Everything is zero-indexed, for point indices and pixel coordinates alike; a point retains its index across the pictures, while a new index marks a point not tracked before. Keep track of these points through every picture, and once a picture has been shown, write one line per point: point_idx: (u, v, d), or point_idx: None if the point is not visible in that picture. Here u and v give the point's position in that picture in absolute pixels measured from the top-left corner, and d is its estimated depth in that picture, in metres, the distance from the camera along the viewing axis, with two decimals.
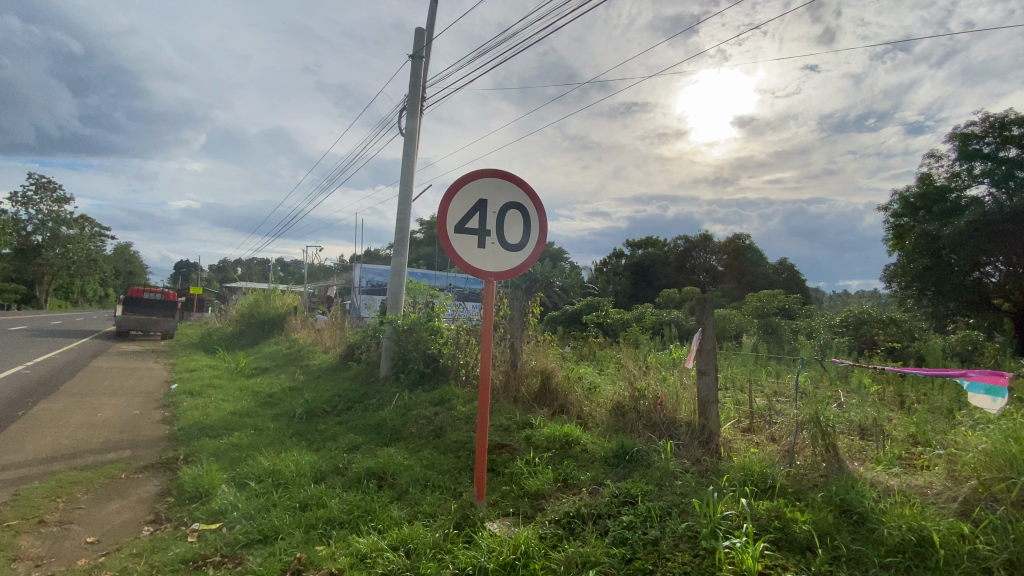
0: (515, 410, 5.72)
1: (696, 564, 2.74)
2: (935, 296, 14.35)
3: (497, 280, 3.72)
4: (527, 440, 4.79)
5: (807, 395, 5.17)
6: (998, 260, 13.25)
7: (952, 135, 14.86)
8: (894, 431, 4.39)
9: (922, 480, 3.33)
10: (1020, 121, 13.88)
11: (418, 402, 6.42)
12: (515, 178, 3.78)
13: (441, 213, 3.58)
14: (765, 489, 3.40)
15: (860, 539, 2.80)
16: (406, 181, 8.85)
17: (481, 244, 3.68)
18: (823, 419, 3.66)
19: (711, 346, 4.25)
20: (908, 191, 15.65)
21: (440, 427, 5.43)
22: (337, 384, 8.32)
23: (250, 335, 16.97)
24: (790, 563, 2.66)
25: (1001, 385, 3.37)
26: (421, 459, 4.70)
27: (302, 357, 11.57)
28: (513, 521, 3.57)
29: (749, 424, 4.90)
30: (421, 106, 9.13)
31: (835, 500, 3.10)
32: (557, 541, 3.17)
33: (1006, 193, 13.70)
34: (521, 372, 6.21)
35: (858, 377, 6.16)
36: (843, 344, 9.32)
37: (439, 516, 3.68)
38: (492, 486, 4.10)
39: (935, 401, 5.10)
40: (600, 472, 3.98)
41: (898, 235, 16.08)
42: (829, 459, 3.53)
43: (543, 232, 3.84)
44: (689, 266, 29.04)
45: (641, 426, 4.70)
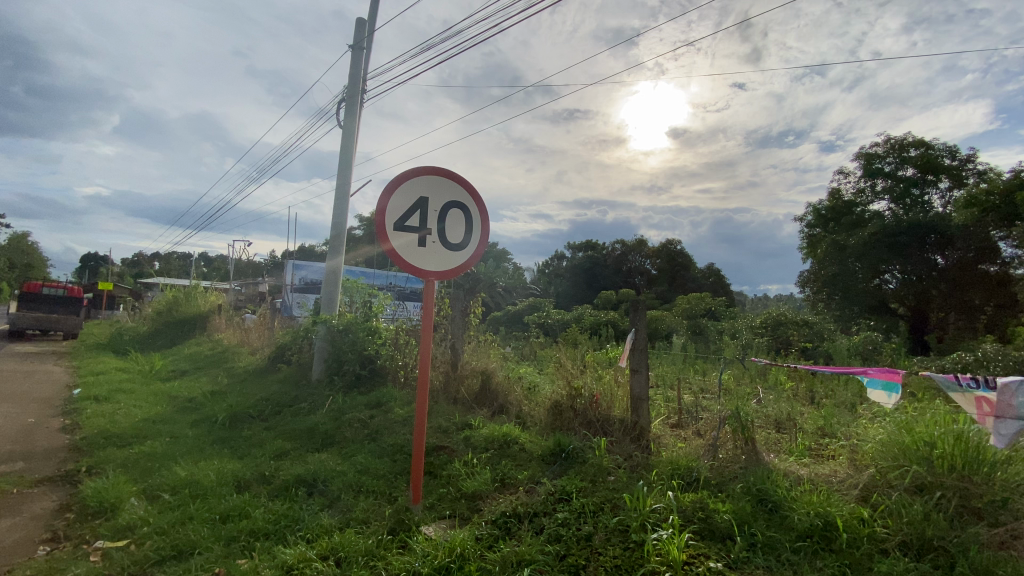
0: (454, 411, 5.69)
1: (627, 557, 2.81)
2: (842, 301, 15.52)
3: (439, 280, 3.66)
4: (466, 441, 4.77)
5: (729, 392, 5.54)
6: (895, 269, 14.68)
7: (859, 154, 16.39)
8: (805, 424, 4.77)
9: (828, 469, 3.63)
10: (916, 144, 15.56)
11: (353, 405, 6.22)
12: (458, 178, 3.76)
13: (379, 210, 3.47)
14: (690, 482, 3.57)
15: (774, 525, 3.02)
16: (345, 176, 8.53)
17: (421, 243, 3.61)
18: (743, 413, 3.92)
19: (643, 345, 4.42)
20: (820, 204, 17.18)
21: (376, 430, 5.30)
22: (265, 387, 7.88)
23: (167, 335, 15.68)
24: (711, 551, 2.78)
25: (896, 382, 3.72)
26: (355, 464, 4.54)
27: (227, 359, 10.88)
28: (450, 523, 3.53)
29: (677, 420, 5.16)
30: (361, 99, 8.84)
31: (753, 490, 3.31)
32: (493, 541, 3.17)
33: (902, 209, 15.38)
34: (462, 372, 6.18)
35: (774, 375, 6.63)
36: (762, 344, 10.03)
37: (372, 522, 3.57)
38: (429, 489, 4.04)
39: (841, 396, 5.60)
40: (537, 471, 4.03)
41: (811, 244, 17.47)
42: (747, 451, 3.78)
43: (485, 233, 3.83)
44: (626, 269, 30.42)
45: (578, 424, 4.80)
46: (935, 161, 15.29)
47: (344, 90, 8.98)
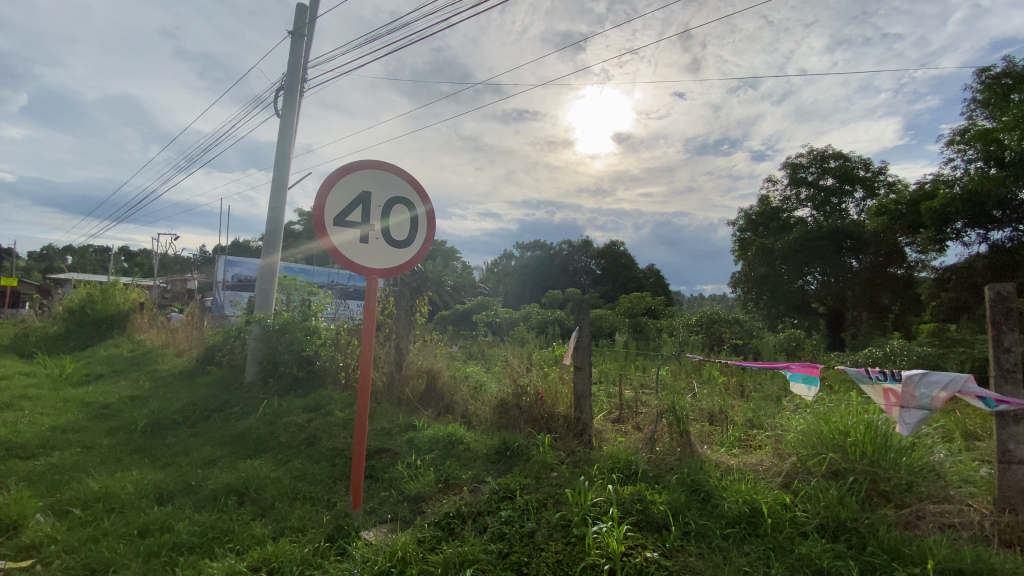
0: (397, 412, 5.57)
1: (568, 551, 2.84)
2: (769, 300, 16.73)
3: (383, 278, 3.56)
4: (410, 442, 4.68)
5: (667, 387, 5.79)
6: (817, 270, 15.93)
7: (786, 163, 17.56)
8: (735, 417, 5.04)
9: (755, 458, 3.86)
10: (834, 156, 16.87)
11: (290, 409, 5.95)
12: (402, 173, 3.68)
13: (318, 204, 3.33)
14: (630, 475, 3.69)
15: (706, 514, 3.17)
16: (283, 168, 8.14)
17: (364, 240, 3.49)
18: (679, 407, 4.12)
19: (587, 342, 4.52)
20: (751, 210, 18.27)
21: (314, 434, 5.10)
22: (192, 391, 7.37)
23: (80, 336, 14.31)
24: (648, 542, 2.87)
25: (815, 375, 3.93)
26: (290, 470, 4.35)
27: (150, 361, 10.08)
28: (391, 527, 3.43)
29: (618, 414, 5.32)
30: (301, 88, 8.45)
31: (687, 481, 3.46)
32: (435, 543, 3.12)
33: (823, 215, 16.62)
34: (406, 373, 6.06)
35: (708, 370, 6.99)
36: (698, 341, 10.55)
37: (309, 530, 3.43)
38: (371, 492, 3.93)
39: (767, 390, 5.99)
40: (481, 470, 4.01)
41: (742, 247, 18.54)
42: (682, 443, 3.97)
43: (431, 229, 3.77)
44: (573, 269, 31.95)
45: (523, 422, 4.84)
46: (852, 173, 16.63)
47: (283, 77, 8.57)
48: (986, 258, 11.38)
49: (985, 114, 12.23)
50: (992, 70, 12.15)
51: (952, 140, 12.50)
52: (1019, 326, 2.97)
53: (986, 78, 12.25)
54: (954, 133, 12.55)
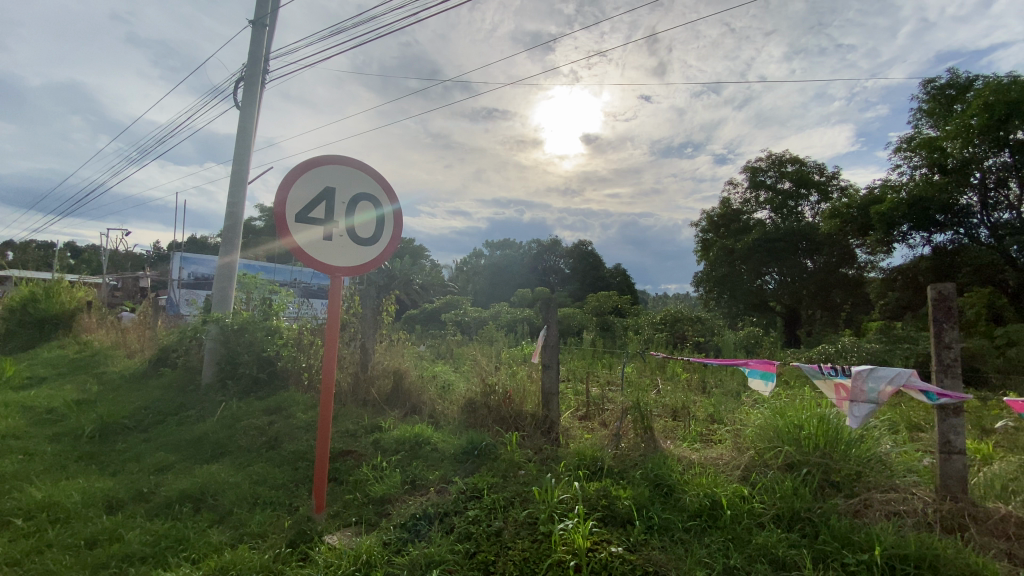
0: (362, 413, 5.47)
1: (535, 549, 2.85)
2: (730, 299, 17.28)
3: (349, 276, 3.49)
4: (375, 444, 4.61)
5: (632, 385, 5.91)
6: (774, 271, 16.51)
7: (746, 167, 18.15)
8: (698, 412, 5.18)
9: (715, 453, 3.98)
10: (792, 160, 17.54)
11: (250, 411, 5.76)
12: (367, 168, 3.61)
13: (279, 201, 3.23)
14: (595, 471, 3.74)
15: (669, 508, 3.25)
16: (242, 162, 7.85)
17: (327, 238, 3.41)
18: (643, 404, 4.21)
19: (554, 341, 4.56)
20: (713, 211, 18.81)
21: (276, 437, 4.96)
22: (144, 395, 7.03)
23: (19, 337, 13.42)
24: (613, 537, 2.91)
25: (772, 371, 4.02)
26: (250, 475, 4.21)
27: (98, 363, 9.55)
28: (355, 531, 3.36)
29: (585, 412, 5.40)
30: (262, 79, 8.16)
31: (650, 476, 3.54)
32: (401, 545, 3.08)
33: (780, 218, 17.27)
34: (372, 373, 5.95)
35: (672, 368, 7.16)
36: (663, 339, 10.80)
37: (269, 536, 3.32)
38: (334, 496, 3.84)
39: (728, 386, 6.19)
40: (448, 470, 3.98)
41: (704, 247, 19.07)
42: (646, 439, 4.06)
43: (398, 226, 3.71)
44: (542, 268, 32.89)
45: (491, 421, 4.83)
46: (807, 177, 17.34)
47: (243, 68, 8.28)
48: (929, 260, 12.07)
49: (929, 123, 12.98)
50: (937, 81, 12.86)
51: (900, 148, 13.20)
52: (958, 324, 3.15)
53: (931, 89, 12.96)
54: (902, 140, 13.25)
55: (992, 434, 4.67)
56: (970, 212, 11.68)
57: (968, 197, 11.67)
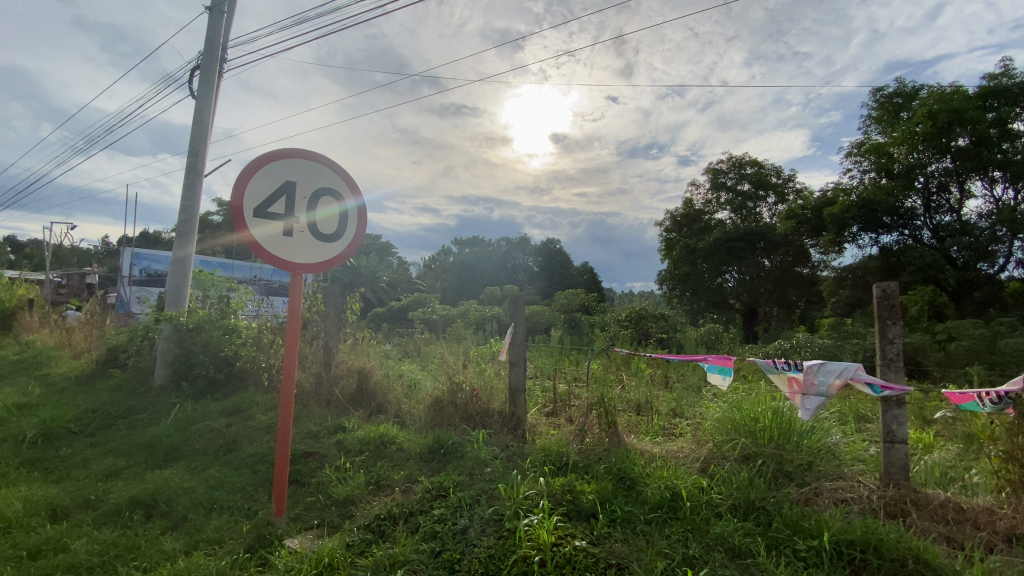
0: (326, 414, 5.35)
1: (500, 545, 2.86)
2: (692, 296, 17.77)
3: (311, 273, 3.40)
4: (339, 445, 4.52)
5: (598, 381, 6.01)
6: (734, 270, 17.00)
7: (708, 168, 18.66)
8: (660, 407, 5.31)
9: (676, 446, 4.09)
10: (751, 163, 18.14)
11: (206, 413, 5.55)
12: (330, 162, 3.52)
13: (236, 196, 3.13)
14: (561, 466, 3.79)
15: (631, 501, 3.32)
16: (197, 154, 7.53)
17: (288, 233, 3.32)
18: (607, 399, 4.28)
19: (522, 338, 4.59)
20: (676, 211, 19.26)
21: (234, 440, 4.80)
22: (91, 397, 6.66)
23: None
24: (577, 531, 2.95)
25: (729, 366, 4.14)
26: (206, 479, 4.05)
27: (38, 365, 8.99)
28: (317, 533, 3.29)
29: (552, 408, 5.46)
30: (219, 68, 7.83)
31: (614, 470, 3.61)
32: (365, 546, 3.04)
33: (739, 218, 17.84)
34: (336, 372, 5.83)
35: (636, 363, 7.32)
36: (628, 336, 11.03)
37: (227, 541, 3.22)
38: (296, 498, 3.75)
39: (689, 381, 6.37)
40: (414, 470, 3.95)
41: (668, 246, 19.50)
42: (610, 434, 4.13)
43: (363, 222, 3.62)
44: (511, 266, 33.03)
45: (458, 419, 4.81)
46: (766, 179, 17.96)
47: (198, 55, 7.94)
48: (877, 259, 12.72)
49: (878, 130, 13.65)
50: (885, 89, 13.52)
51: (851, 152, 13.84)
52: (901, 320, 3.33)
53: (879, 97, 13.58)
54: (853, 145, 13.90)
55: (932, 424, 4.98)
56: (914, 214, 12.34)
57: (912, 200, 12.31)
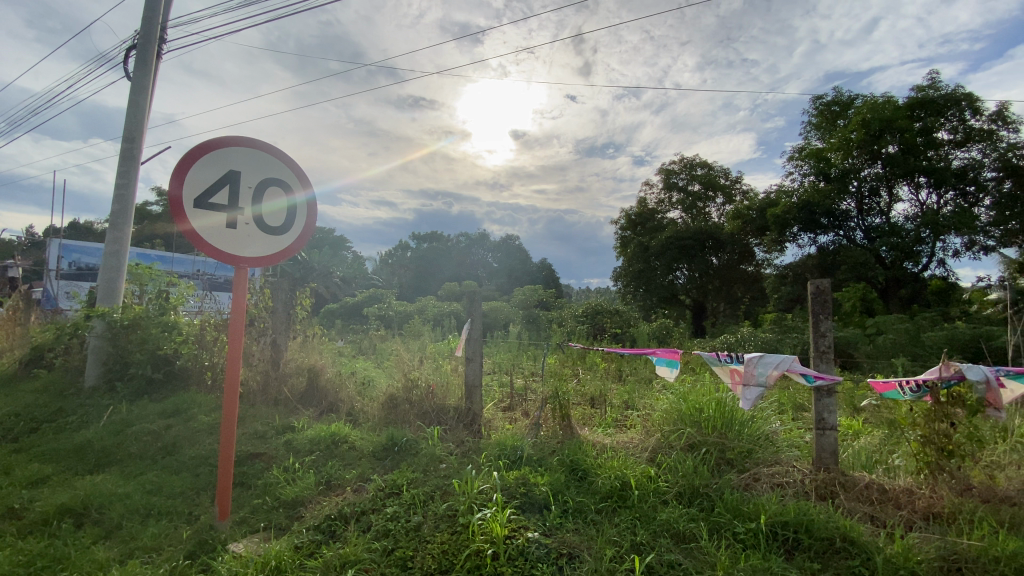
0: (274, 414, 5.17)
1: (454, 541, 2.85)
2: (645, 292, 18.29)
3: (257, 267, 3.27)
4: (287, 445, 4.39)
5: (554, 375, 6.09)
6: (684, 267, 17.61)
7: (661, 169, 19.22)
8: (613, 400, 5.45)
9: (626, 437, 4.22)
10: (701, 164, 18.82)
11: (143, 415, 5.24)
12: (277, 151, 3.37)
13: (174, 186, 2.99)
14: (515, 460, 3.82)
15: (583, 491, 3.40)
16: (133, 139, 7.07)
17: (231, 225, 3.19)
18: (561, 393, 4.36)
19: (478, 334, 4.61)
20: (631, 210, 19.73)
21: (174, 442, 4.57)
22: (10, 400, 6.14)
23: None
24: (530, 523, 2.99)
25: (676, 359, 4.28)
26: (143, 484, 3.84)
27: None
28: (264, 536, 3.19)
29: (508, 403, 5.49)
30: (158, 48, 7.37)
31: (567, 462, 3.69)
32: (314, 547, 2.97)
33: (690, 218, 18.49)
34: (284, 371, 5.64)
35: (592, 358, 7.47)
36: (584, 332, 11.23)
37: (164, 549, 3.06)
38: (241, 501, 3.61)
39: (641, 374, 6.58)
40: (366, 468, 3.87)
41: (622, 244, 19.95)
42: (564, 427, 4.22)
43: (313, 213, 3.49)
44: (470, 262, 32.90)
45: (413, 415, 4.76)
46: (715, 181, 18.67)
47: (135, 35, 7.45)
48: (816, 258, 13.51)
49: (818, 135, 14.46)
50: (824, 97, 14.33)
51: (793, 156, 14.60)
52: (832, 314, 3.56)
53: (819, 104, 14.39)
54: (795, 149, 14.66)
55: (861, 411, 5.34)
56: (848, 216, 13.17)
57: (846, 202, 13.13)
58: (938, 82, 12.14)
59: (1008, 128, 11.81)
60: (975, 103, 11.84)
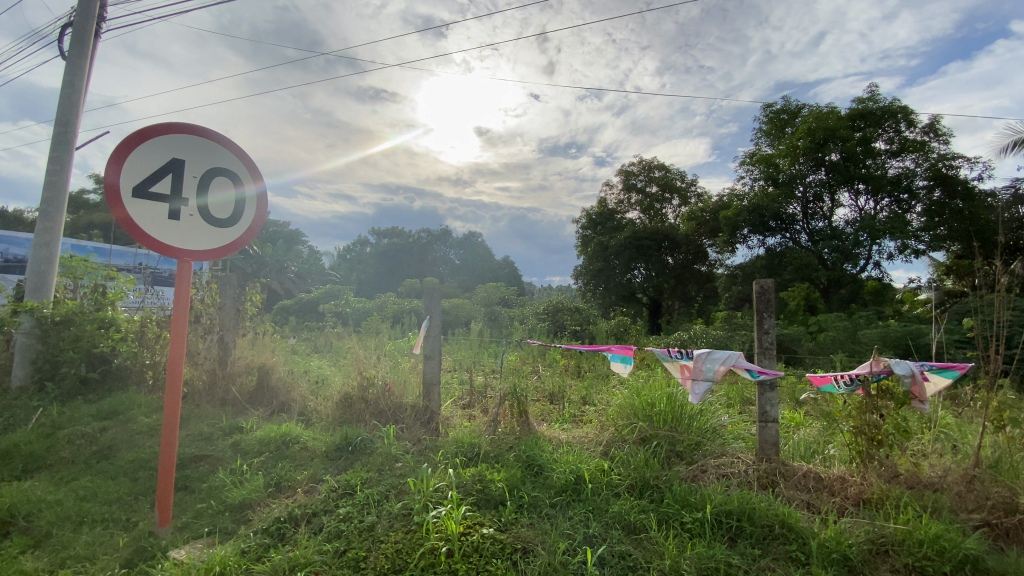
0: (221, 414, 4.97)
1: (407, 540, 2.82)
2: (604, 290, 18.65)
3: (201, 261, 3.12)
4: (235, 446, 4.23)
5: (514, 372, 6.15)
6: (642, 266, 18.06)
7: (621, 170, 19.60)
8: (571, 395, 5.53)
9: (582, 432, 4.30)
10: (659, 166, 19.31)
11: (76, 418, 4.91)
12: (225, 139, 3.23)
13: (109, 172, 2.83)
14: (472, 456, 3.83)
15: (538, 486, 3.44)
16: (66, 123, 6.60)
17: (174, 216, 3.04)
18: (519, 390, 4.40)
19: (437, 331, 4.57)
20: (591, 209, 20.02)
21: (111, 445, 4.32)
22: None
23: None
24: (485, 519, 3.00)
25: (630, 355, 4.39)
26: (76, 490, 3.61)
27: None
28: (208, 541, 3.07)
29: (467, 400, 5.50)
30: (96, 27, 6.90)
31: (524, 458, 3.73)
32: (263, 551, 2.88)
33: (647, 218, 18.96)
34: (232, 369, 5.42)
35: (551, 355, 7.57)
36: (544, 329, 11.35)
37: (99, 558, 2.89)
38: (184, 505, 3.45)
39: (598, 370, 6.72)
40: (318, 469, 3.78)
41: (583, 243, 20.24)
42: (521, 423, 4.27)
43: (264, 206, 3.35)
44: (432, 258, 32.62)
45: (369, 414, 4.68)
46: (671, 183, 19.20)
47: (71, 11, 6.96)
48: (765, 259, 14.15)
49: (768, 142, 15.13)
50: (774, 105, 14.99)
51: (745, 161, 15.21)
52: (775, 313, 3.75)
53: (769, 112, 15.03)
54: (747, 154, 15.28)
55: (802, 404, 5.64)
56: (795, 219, 13.86)
57: (793, 206, 13.81)
58: (877, 95, 12.92)
59: (938, 140, 12.71)
60: (909, 116, 12.67)
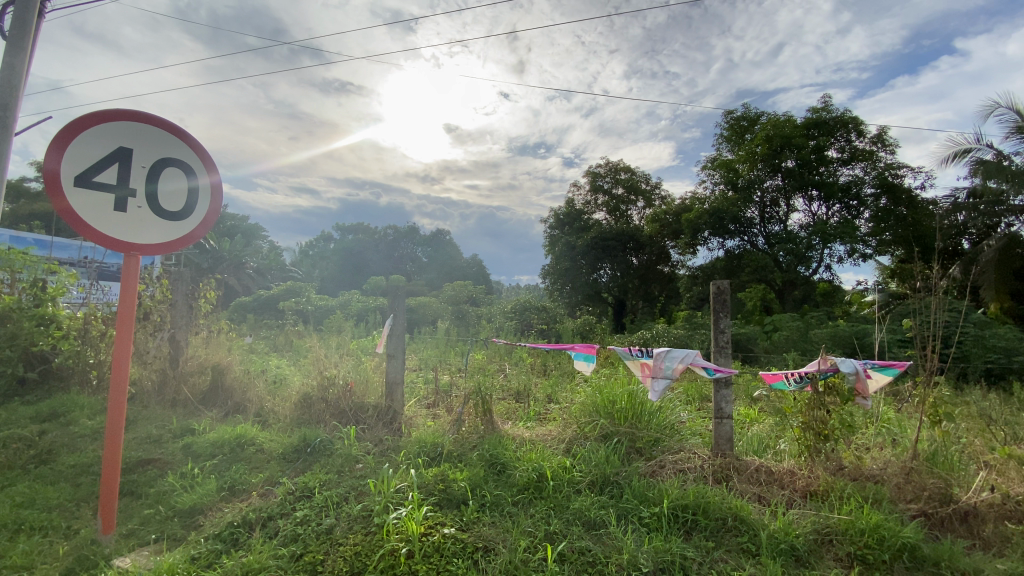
0: (172, 416, 4.76)
1: (367, 543, 2.78)
2: (570, 290, 18.84)
3: (151, 254, 2.99)
4: (186, 449, 4.07)
5: (479, 371, 6.14)
6: (607, 267, 18.34)
7: (588, 171, 19.83)
8: (535, 394, 5.56)
9: (545, 430, 4.34)
10: (625, 168, 19.63)
11: (11, 419, 4.61)
12: (176, 128, 3.09)
13: (49, 159, 2.66)
14: (434, 456, 3.80)
15: (501, 484, 3.46)
16: None
17: (121, 206, 2.89)
18: (483, 389, 4.40)
19: (400, 330, 4.52)
20: (558, 209, 20.18)
21: (50, 450, 4.07)
22: None
23: None
24: (447, 519, 2.99)
25: (593, 354, 4.45)
26: (10, 497, 3.39)
27: None
28: (156, 548, 2.94)
29: (431, 399, 5.46)
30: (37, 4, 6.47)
31: (486, 457, 3.74)
32: (215, 556, 2.79)
33: (613, 219, 19.26)
34: (184, 369, 5.21)
35: (517, 354, 7.59)
36: (509, 328, 11.36)
37: (36, 568, 2.72)
38: (130, 511, 3.29)
39: (563, 369, 6.78)
40: (275, 471, 3.68)
41: (550, 243, 20.38)
42: (485, 422, 4.27)
43: (218, 198, 3.24)
44: (398, 255, 32.17)
45: (329, 415, 4.58)
46: (637, 185, 19.56)
47: None
48: (724, 260, 14.62)
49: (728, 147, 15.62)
50: (735, 112, 15.50)
51: (706, 165, 15.65)
52: (730, 313, 3.88)
53: (730, 118, 15.54)
54: (709, 158, 15.74)
55: (756, 401, 5.86)
56: (753, 223, 14.37)
57: (751, 210, 14.32)
58: (830, 106, 13.54)
59: (885, 150, 13.43)
60: (859, 126, 13.34)
